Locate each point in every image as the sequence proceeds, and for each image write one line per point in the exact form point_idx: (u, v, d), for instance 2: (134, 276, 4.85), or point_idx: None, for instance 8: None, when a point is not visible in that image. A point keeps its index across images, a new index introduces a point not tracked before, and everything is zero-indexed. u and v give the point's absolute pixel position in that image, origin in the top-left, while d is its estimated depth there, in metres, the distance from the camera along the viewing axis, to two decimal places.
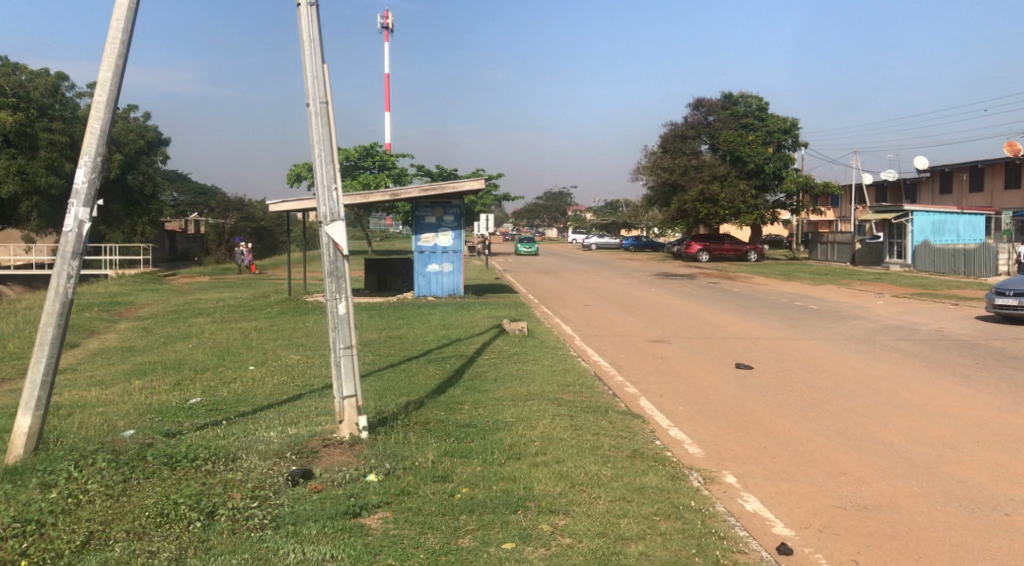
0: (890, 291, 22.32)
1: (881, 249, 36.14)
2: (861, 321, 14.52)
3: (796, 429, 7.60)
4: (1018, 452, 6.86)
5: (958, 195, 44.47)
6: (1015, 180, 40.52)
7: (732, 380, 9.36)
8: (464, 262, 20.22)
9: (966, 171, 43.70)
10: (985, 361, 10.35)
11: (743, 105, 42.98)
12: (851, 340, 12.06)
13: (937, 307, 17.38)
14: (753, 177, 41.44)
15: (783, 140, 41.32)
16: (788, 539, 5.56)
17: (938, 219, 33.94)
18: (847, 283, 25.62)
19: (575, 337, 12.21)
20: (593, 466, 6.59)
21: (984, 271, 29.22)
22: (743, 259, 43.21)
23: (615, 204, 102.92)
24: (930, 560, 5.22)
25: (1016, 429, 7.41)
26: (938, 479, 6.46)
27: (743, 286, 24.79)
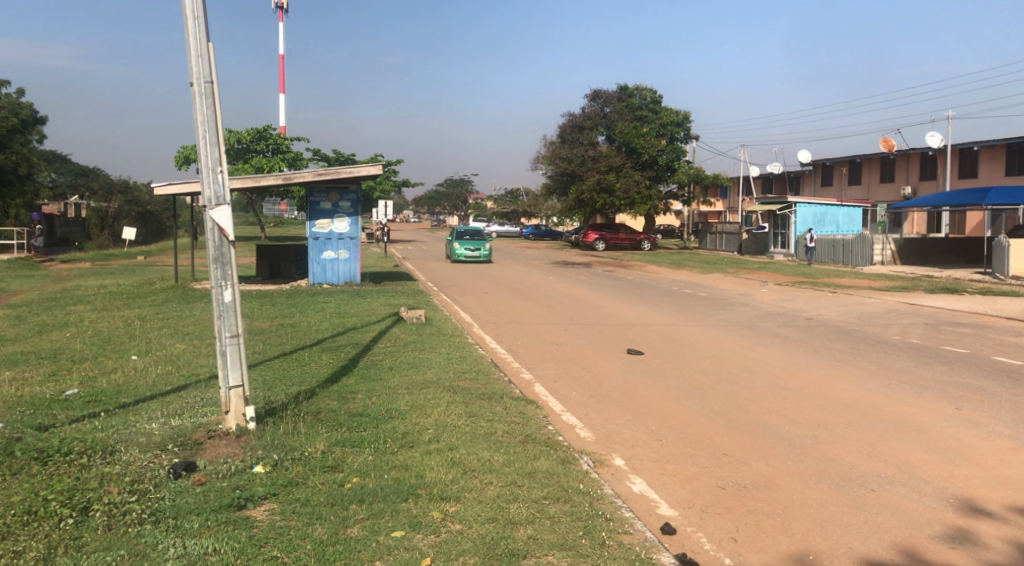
0: (773, 279, 23.29)
1: (766, 240, 37.75)
2: (746, 308, 15.07)
3: (683, 412, 7.83)
4: (885, 431, 7.25)
5: (838, 188, 46.74)
6: (889, 174, 43.48)
7: (623, 365, 9.56)
8: (361, 250, 19.94)
9: (844, 166, 46.31)
10: (858, 345, 10.84)
11: (638, 98, 43.67)
12: (737, 327, 12.46)
13: (817, 295, 18.13)
14: (647, 169, 42.50)
15: (676, 132, 42.44)
16: (671, 519, 5.92)
17: (820, 211, 35.66)
18: (735, 272, 26.51)
19: (472, 325, 12.20)
20: (485, 452, 6.63)
21: (860, 260, 30.70)
22: (637, 248, 44.33)
23: (516, 192, 103.75)
24: (801, 540, 5.62)
25: (882, 409, 7.80)
26: (812, 458, 6.79)
27: (634, 275, 25.37)
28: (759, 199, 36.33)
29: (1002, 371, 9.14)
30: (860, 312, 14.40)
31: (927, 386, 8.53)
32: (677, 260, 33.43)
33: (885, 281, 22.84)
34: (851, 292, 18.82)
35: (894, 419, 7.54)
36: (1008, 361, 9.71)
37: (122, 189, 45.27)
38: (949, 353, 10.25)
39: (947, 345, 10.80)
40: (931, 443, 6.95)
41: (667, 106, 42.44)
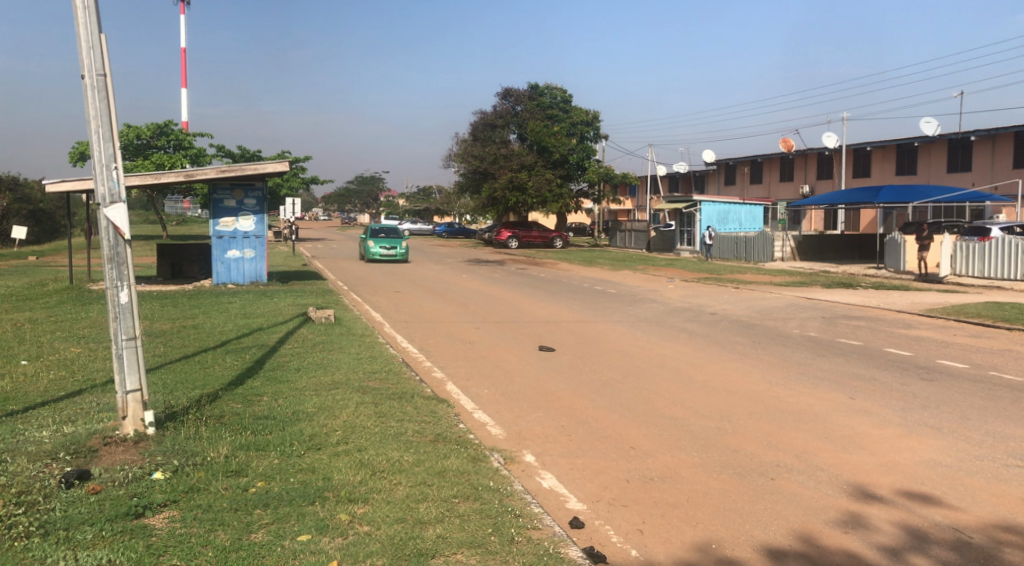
0: (679, 276, 23.92)
1: (673, 237, 38.62)
2: (654, 304, 15.44)
3: (592, 407, 7.95)
4: (783, 421, 7.53)
5: (740, 187, 48.56)
6: (787, 173, 45.38)
7: (535, 362, 9.64)
8: (267, 248, 19.54)
9: (747, 166, 48.16)
10: (759, 338, 11.23)
11: (550, 97, 44.96)
12: (645, 322, 12.74)
13: (721, 291, 18.71)
14: (558, 167, 43.29)
15: (585, 132, 43.96)
16: (580, 513, 6.00)
17: (723, 210, 36.86)
18: (643, 269, 27.11)
19: (383, 324, 12.09)
20: (394, 452, 6.58)
21: (761, 257, 31.76)
22: (549, 246, 44.87)
23: (428, 191, 103.64)
24: (705, 530, 5.78)
25: (781, 400, 8.11)
26: (715, 449, 7.00)
27: (547, 272, 25.58)
28: (666, 199, 37.20)
29: (893, 362, 9.62)
30: (762, 307, 14.93)
31: (823, 378, 8.90)
32: (587, 258, 33.93)
33: (785, 276, 23.73)
34: (752, 288, 19.51)
35: (792, 409, 7.84)
36: (897, 352, 10.23)
37: (10, 186, 42.93)
38: (844, 345, 10.72)
39: (843, 337, 11.30)
40: (826, 432, 7.26)
41: (576, 106, 43.76)
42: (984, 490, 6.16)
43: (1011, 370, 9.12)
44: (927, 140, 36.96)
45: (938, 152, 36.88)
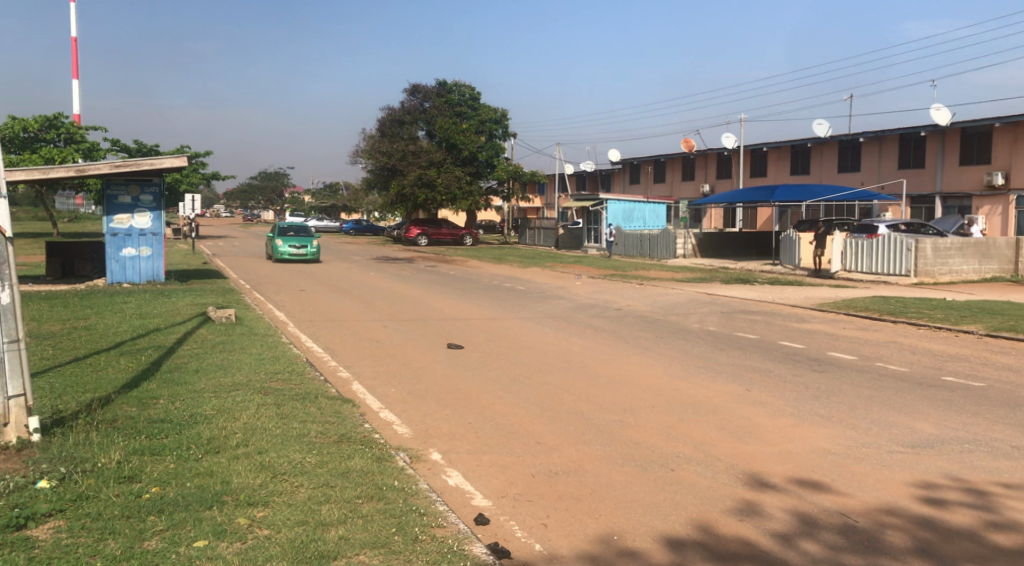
0: (586, 273, 24.32)
1: (581, 235, 39.73)
2: (562, 300, 15.66)
3: (498, 403, 8.00)
4: (684, 413, 7.74)
5: (644, 185, 50.17)
6: (688, 172, 47.04)
7: (444, 360, 9.63)
8: (165, 246, 18.92)
9: (650, 165, 49.76)
10: (662, 333, 11.53)
11: (456, 94, 44.62)
12: (553, 318, 12.91)
13: (626, 287, 19.10)
14: (468, 165, 43.45)
15: (494, 130, 43.94)
16: (485, 509, 6.03)
17: (628, 207, 37.69)
18: (551, 266, 27.43)
19: (287, 323, 11.86)
20: (296, 454, 6.47)
21: (665, 254, 32.62)
22: (458, 243, 45.07)
23: (335, 187, 102.54)
24: (608, 522, 5.90)
25: (682, 393, 8.33)
26: (619, 441, 7.14)
27: (457, 269, 25.58)
28: (573, 197, 37.77)
29: (787, 354, 10.01)
30: (665, 302, 15.31)
31: (722, 370, 9.19)
32: (497, 255, 34.17)
33: (688, 272, 24.40)
34: (656, 284, 20.01)
35: (693, 401, 8.07)
36: (791, 344, 10.65)
37: None
38: (742, 338, 11.09)
39: (740, 331, 11.70)
40: (724, 423, 7.50)
41: (485, 104, 43.86)
42: (869, 476, 6.48)
43: (894, 361, 9.61)
44: (819, 140, 38.42)
45: (829, 153, 38.36)
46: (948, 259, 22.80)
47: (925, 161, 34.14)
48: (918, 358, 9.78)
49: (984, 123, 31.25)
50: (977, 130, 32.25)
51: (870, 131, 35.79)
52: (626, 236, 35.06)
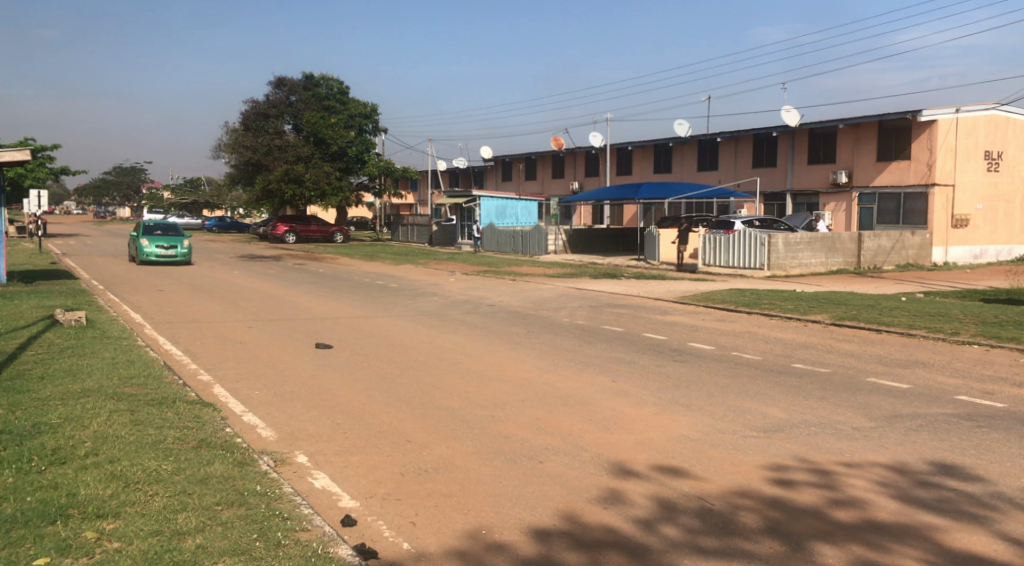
0: (459, 269, 24.49)
1: (455, 231, 40.91)
2: (434, 297, 15.71)
3: (367, 402, 7.92)
4: (553, 406, 7.88)
5: (516, 182, 52.05)
6: (558, 170, 48.90)
7: (314, 360, 9.44)
8: (6, 246, 17.77)
9: (521, 162, 51.52)
10: (533, 328, 11.74)
11: (325, 87, 44.52)
12: (425, 315, 12.90)
13: (498, 284, 19.38)
14: (337, 159, 43.83)
15: (363, 125, 45.06)
16: (352, 511, 5.95)
17: (501, 204, 38.51)
18: (424, 263, 27.43)
19: (145, 326, 11.31)
20: (151, 462, 6.19)
21: (537, 250, 33.52)
22: (329, 240, 44.59)
23: (197, 182, 99.37)
24: (477, 516, 5.92)
25: (551, 385, 8.49)
26: (489, 436, 7.20)
27: (328, 267, 25.20)
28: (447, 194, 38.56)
29: (651, 346, 10.39)
30: (536, 298, 15.62)
31: (589, 363, 9.43)
32: (368, 253, 33.84)
33: (560, 268, 24.96)
34: (528, 280, 20.37)
35: (560, 394, 8.24)
36: (655, 336, 11.07)
37: None
38: (609, 331, 11.44)
39: (607, 324, 12.06)
40: (590, 414, 7.69)
41: (354, 99, 44.63)
42: (726, 460, 6.78)
43: (749, 350, 10.16)
44: (680, 140, 40.17)
45: (689, 152, 40.19)
46: (797, 253, 24.11)
47: (777, 160, 35.95)
48: (770, 347, 10.37)
49: (829, 123, 32.69)
50: (823, 130, 33.70)
51: (727, 132, 37.47)
52: (498, 232, 35.78)
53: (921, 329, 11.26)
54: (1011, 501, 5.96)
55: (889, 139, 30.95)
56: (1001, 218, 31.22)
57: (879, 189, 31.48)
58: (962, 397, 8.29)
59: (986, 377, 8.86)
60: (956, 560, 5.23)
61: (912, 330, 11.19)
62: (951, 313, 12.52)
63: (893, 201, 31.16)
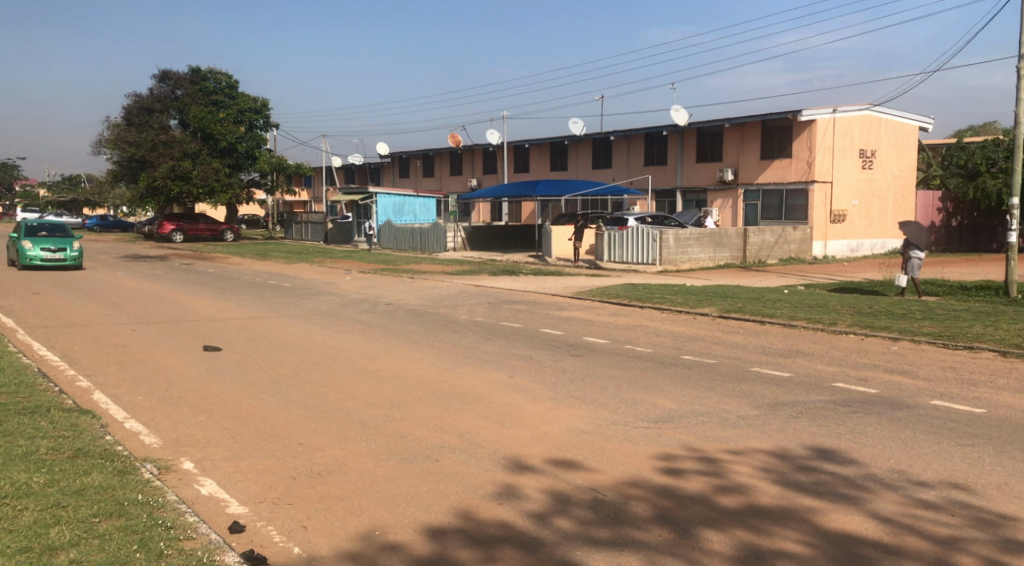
0: (355, 268, 24.23)
1: (350, 229, 40.26)
2: (330, 296, 15.50)
3: (258, 406, 7.74)
4: (449, 403, 7.89)
5: (414, 179, 52.06)
6: (455, 168, 49.06)
7: (204, 363, 9.16)
8: None
9: (419, 159, 51.51)
10: (430, 325, 11.73)
11: (212, 81, 43.12)
12: (319, 315, 12.70)
13: (396, 281, 19.29)
14: (227, 155, 42.94)
15: (254, 120, 43.45)
16: (241, 517, 5.79)
17: (399, 201, 38.51)
18: (320, 261, 26.99)
19: (18, 332, 10.70)
20: (21, 475, 5.85)
21: (435, 247, 33.58)
22: (218, 238, 43.40)
23: (75, 180, 95.18)
24: (370, 517, 5.85)
25: (448, 383, 8.50)
26: (383, 437, 7.14)
27: (218, 267, 24.48)
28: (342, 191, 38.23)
29: (547, 341, 10.53)
30: (434, 295, 15.61)
31: (486, 359, 9.48)
32: (259, 251, 33.02)
33: (458, 266, 25.00)
34: (426, 277, 20.33)
35: (457, 391, 8.25)
36: (551, 331, 11.23)
37: None
38: (507, 328, 11.53)
39: (505, 320, 12.17)
40: (486, 411, 7.73)
41: (244, 93, 43.03)
42: (618, 452, 6.93)
43: (641, 343, 10.42)
44: (575, 139, 40.82)
45: (584, 150, 40.85)
46: (688, 248, 25.04)
47: (667, 159, 36.85)
48: (661, 339, 10.67)
49: (716, 123, 33.71)
50: (711, 129, 34.67)
51: (620, 130, 38.19)
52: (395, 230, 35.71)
53: (801, 320, 11.82)
54: (883, 482, 6.29)
55: (772, 137, 32.29)
56: (875, 213, 32.83)
57: (763, 185, 32.75)
58: (840, 383, 8.75)
59: (861, 364, 9.37)
60: (831, 540, 5.48)
61: (793, 321, 11.73)
62: (829, 303, 13.18)
63: (776, 198, 32.45)
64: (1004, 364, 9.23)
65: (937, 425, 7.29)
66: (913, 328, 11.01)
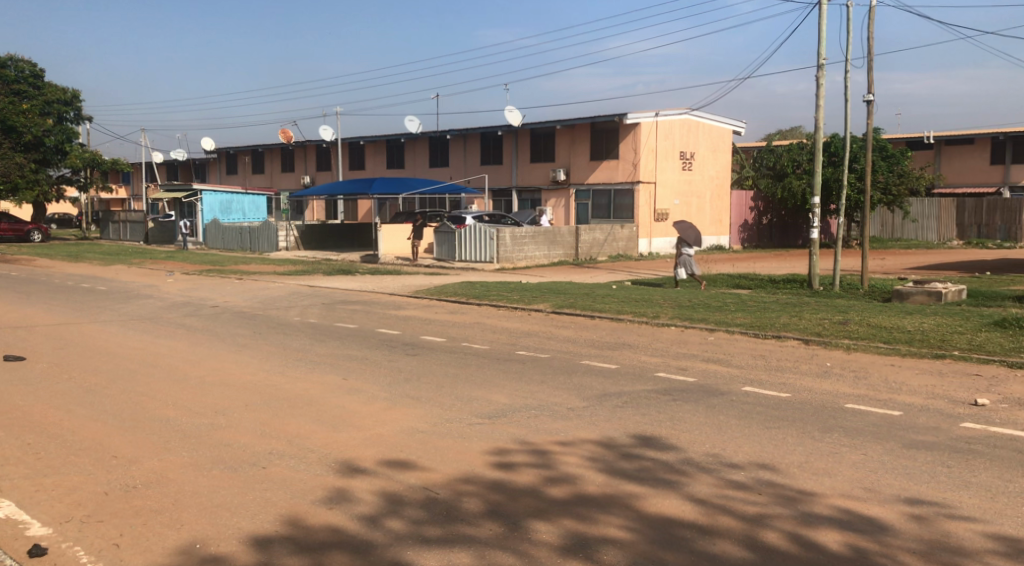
0: (178, 269, 23.07)
1: (173, 229, 39.17)
2: (150, 300, 14.69)
3: (66, 419, 7.24)
4: (279, 409, 7.69)
5: (242, 176, 50.39)
6: (287, 164, 47.96)
7: (6, 375, 8.46)
8: None
9: (247, 155, 49.90)
10: (259, 328, 11.36)
11: (13, 69, 39.91)
12: (138, 320, 12.00)
13: (222, 283, 18.53)
14: (31, 150, 40.14)
15: (63, 112, 41.15)
16: (42, 538, 5.35)
17: (226, 199, 37.44)
18: (139, 263, 25.52)
19: None
20: None
21: (267, 247, 33.05)
22: (26, 240, 40.29)
23: None
24: (189, 529, 5.56)
25: (277, 388, 8.29)
26: (207, 446, 6.86)
27: (20, 271, 22.59)
28: (164, 186, 37.34)
29: (383, 341, 10.46)
30: (265, 297, 15.14)
31: (319, 362, 9.31)
32: (75, 252, 30.77)
33: (289, 265, 24.50)
34: (255, 278, 19.71)
35: (289, 396, 8.06)
36: (387, 331, 11.16)
37: None
38: (341, 329, 11.37)
39: (340, 321, 11.98)
40: (317, 415, 7.58)
41: (52, 83, 40.57)
42: (451, 449, 6.96)
43: (476, 340, 10.56)
44: (411, 137, 40.99)
45: (420, 148, 41.10)
46: (524, 246, 25.74)
47: (503, 159, 37.75)
48: (497, 336, 10.84)
49: (548, 123, 34.66)
50: (543, 130, 35.77)
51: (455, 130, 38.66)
52: (224, 228, 34.87)
53: (628, 314, 12.34)
54: (699, 465, 6.65)
55: (600, 139, 33.57)
56: (694, 212, 34.42)
57: (593, 185, 34.02)
58: (661, 372, 9.24)
59: (681, 354, 9.92)
60: (652, 523, 5.70)
61: (620, 315, 12.24)
62: (653, 298, 13.89)
63: (605, 198, 33.74)
64: (808, 350, 10.08)
65: (748, 409, 7.82)
66: (727, 320, 11.75)
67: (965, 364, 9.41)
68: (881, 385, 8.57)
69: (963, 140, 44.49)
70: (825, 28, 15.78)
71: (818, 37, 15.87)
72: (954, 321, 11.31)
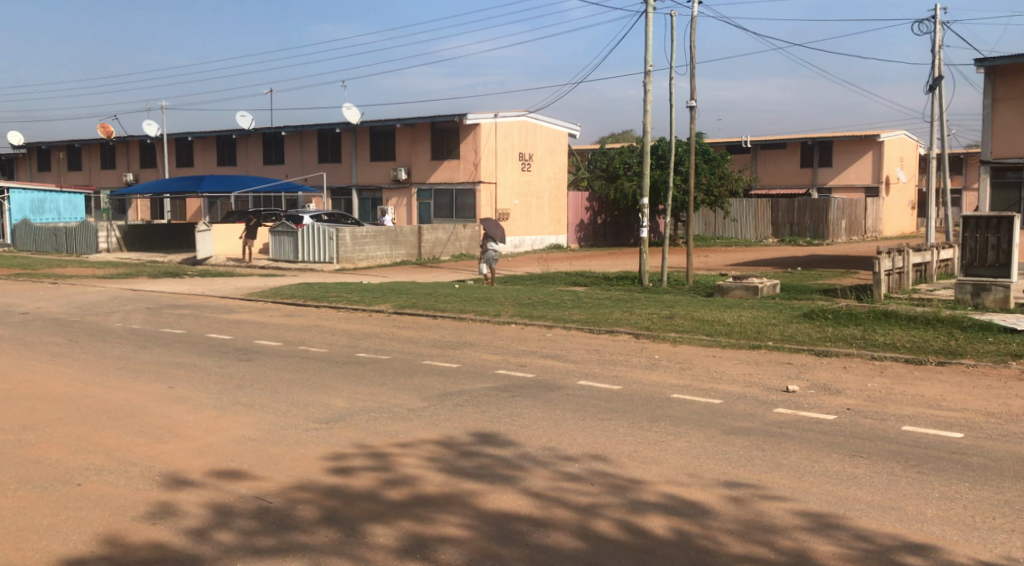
0: None
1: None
2: None
3: None
4: (97, 422, 7.25)
5: (57, 173, 46.99)
6: (108, 161, 45.33)
7: None
8: None
9: (63, 150, 46.56)
10: (76, 336, 10.63)
11: None
12: None
13: (34, 288, 17.16)
14: None
15: None
16: None
17: (37, 199, 36.58)
18: None
19: None
20: None
21: (85, 249, 31.49)
22: None
23: None
24: None
25: (96, 400, 7.81)
26: (13, 465, 6.35)
27: None
28: None
29: (214, 347, 10.06)
30: (82, 303, 14.17)
31: (143, 371, 8.85)
32: None
33: (110, 267, 23.36)
34: (73, 283, 18.46)
35: (109, 407, 7.61)
36: (218, 336, 10.74)
37: None
38: (168, 334, 10.84)
39: (166, 327, 11.40)
40: (140, 427, 7.19)
41: None
42: (286, 457, 6.77)
43: (314, 343, 10.37)
44: (244, 133, 39.70)
45: (253, 145, 39.85)
46: (364, 246, 25.49)
47: (341, 157, 37.19)
48: (336, 338, 10.68)
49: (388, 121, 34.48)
50: (382, 129, 35.57)
51: (291, 127, 37.71)
52: (34, 229, 32.90)
53: (469, 313, 12.44)
54: (535, 460, 6.79)
55: (440, 138, 33.70)
56: (533, 213, 35.16)
57: (434, 185, 34.11)
58: (501, 369, 9.42)
59: (519, 351, 10.13)
60: (489, 519, 5.74)
61: (462, 313, 12.34)
62: (494, 296, 14.10)
63: (446, 197, 33.97)
64: (638, 344, 10.54)
65: (581, 403, 8.08)
66: (564, 316, 12.09)
67: (778, 353, 10.15)
68: (703, 374, 9.12)
69: (777, 145, 47.57)
70: (651, 37, 16.52)
71: (646, 45, 16.60)
72: (768, 314, 12.14)
